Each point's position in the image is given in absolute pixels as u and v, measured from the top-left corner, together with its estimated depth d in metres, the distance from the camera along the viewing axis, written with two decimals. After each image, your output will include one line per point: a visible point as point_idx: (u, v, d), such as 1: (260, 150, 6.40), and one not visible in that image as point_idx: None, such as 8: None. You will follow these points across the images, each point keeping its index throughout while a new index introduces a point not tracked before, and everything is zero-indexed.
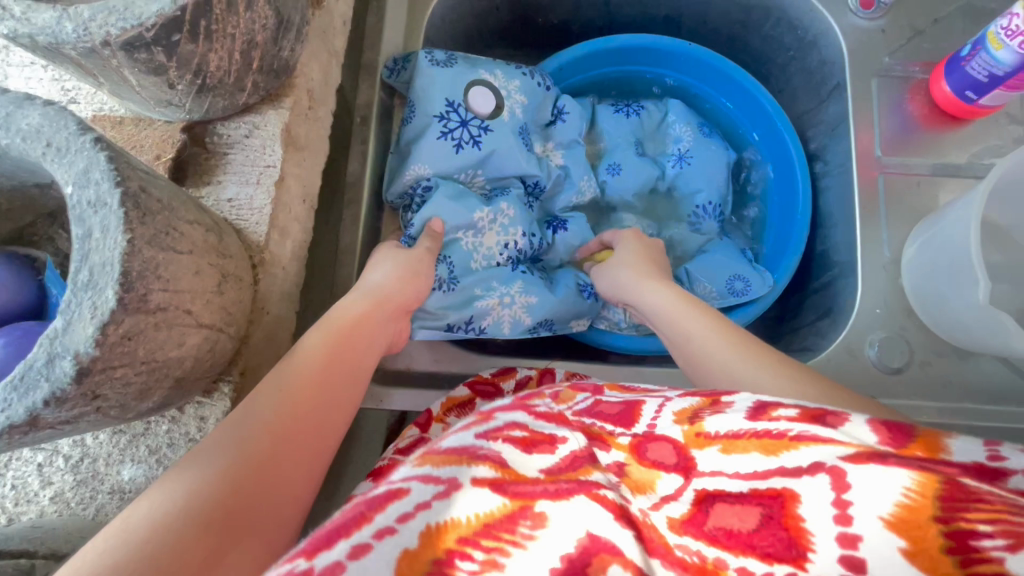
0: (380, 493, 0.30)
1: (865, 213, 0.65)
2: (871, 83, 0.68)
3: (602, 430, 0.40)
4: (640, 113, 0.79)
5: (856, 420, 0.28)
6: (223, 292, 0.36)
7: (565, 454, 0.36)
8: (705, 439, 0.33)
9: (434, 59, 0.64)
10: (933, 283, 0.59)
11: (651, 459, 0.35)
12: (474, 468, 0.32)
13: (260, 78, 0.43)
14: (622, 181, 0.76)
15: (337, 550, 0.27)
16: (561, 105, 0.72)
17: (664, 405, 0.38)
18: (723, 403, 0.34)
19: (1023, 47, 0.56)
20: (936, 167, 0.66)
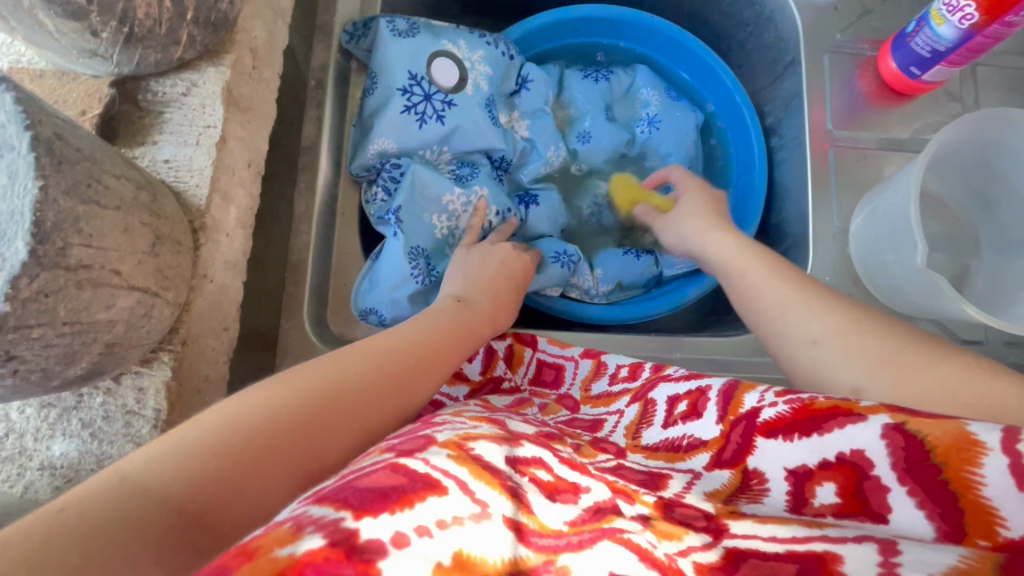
0: (419, 474, 0.26)
1: (816, 185, 0.67)
2: (823, 59, 0.70)
3: (626, 487, 0.36)
4: (608, 79, 0.78)
5: (895, 490, 0.31)
6: (159, 256, 0.34)
7: (588, 505, 0.33)
8: (740, 515, 0.34)
9: (395, 28, 0.62)
10: (879, 252, 0.61)
11: (678, 517, 0.34)
12: (501, 498, 0.29)
13: (197, 31, 0.40)
14: (591, 150, 0.75)
15: (381, 522, 0.22)
16: (525, 73, 0.71)
17: (692, 483, 0.37)
18: (757, 491, 0.36)
19: (962, 22, 0.58)
20: (882, 142, 0.68)
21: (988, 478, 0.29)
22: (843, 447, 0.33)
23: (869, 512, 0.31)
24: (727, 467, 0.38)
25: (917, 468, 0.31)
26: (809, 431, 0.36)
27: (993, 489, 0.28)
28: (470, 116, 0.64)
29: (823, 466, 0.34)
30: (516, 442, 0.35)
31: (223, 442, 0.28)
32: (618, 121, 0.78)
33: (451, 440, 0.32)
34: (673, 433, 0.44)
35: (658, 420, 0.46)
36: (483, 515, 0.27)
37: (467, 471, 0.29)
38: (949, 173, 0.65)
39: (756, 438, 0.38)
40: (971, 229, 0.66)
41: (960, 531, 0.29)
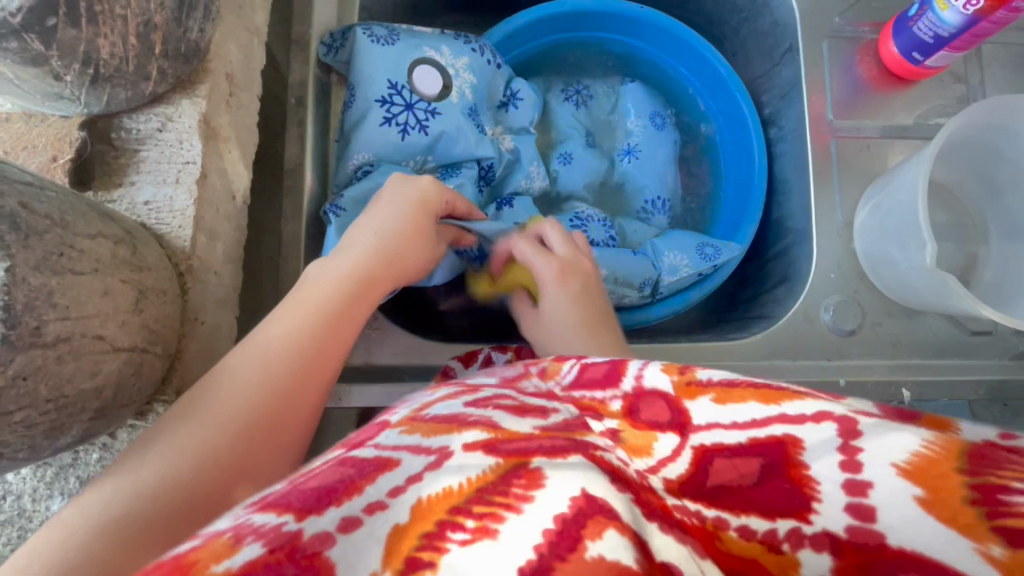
0: (369, 460, 0.26)
1: (818, 178, 0.65)
2: (822, 45, 0.67)
3: (591, 399, 0.33)
4: (590, 102, 0.78)
5: (857, 408, 0.27)
6: (144, 310, 0.33)
7: (557, 419, 0.31)
8: (698, 387, 0.29)
9: (374, 34, 0.59)
10: (884, 246, 0.60)
11: (645, 419, 0.30)
12: (460, 436, 0.28)
13: (167, 64, 0.38)
14: (573, 172, 0.74)
15: (326, 517, 0.23)
16: (514, 88, 0.70)
17: (647, 353, 0.31)
18: (715, 347, 0.29)
19: (967, 8, 0.56)
20: (885, 129, 0.66)
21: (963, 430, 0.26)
22: (827, 403, 0.27)
23: (829, 403, 0.27)
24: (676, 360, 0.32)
25: (903, 417, 0.26)
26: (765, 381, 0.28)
27: (966, 435, 0.26)
28: (448, 136, 0.61)
29: (780, 384, 0.28)
30: (476, 390, 0.35)
31: (143, 505, 0.31)
32: (600, 147, 0.77)
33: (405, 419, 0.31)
34: (647, 363, 0.39)
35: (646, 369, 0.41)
36: (438, 463, 0.26)
37: (421, 434, 0.28)
38: (954, 161, 0.64)
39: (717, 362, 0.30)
40: (979, 216, 0.64)
41: (916, 420, 0.26)
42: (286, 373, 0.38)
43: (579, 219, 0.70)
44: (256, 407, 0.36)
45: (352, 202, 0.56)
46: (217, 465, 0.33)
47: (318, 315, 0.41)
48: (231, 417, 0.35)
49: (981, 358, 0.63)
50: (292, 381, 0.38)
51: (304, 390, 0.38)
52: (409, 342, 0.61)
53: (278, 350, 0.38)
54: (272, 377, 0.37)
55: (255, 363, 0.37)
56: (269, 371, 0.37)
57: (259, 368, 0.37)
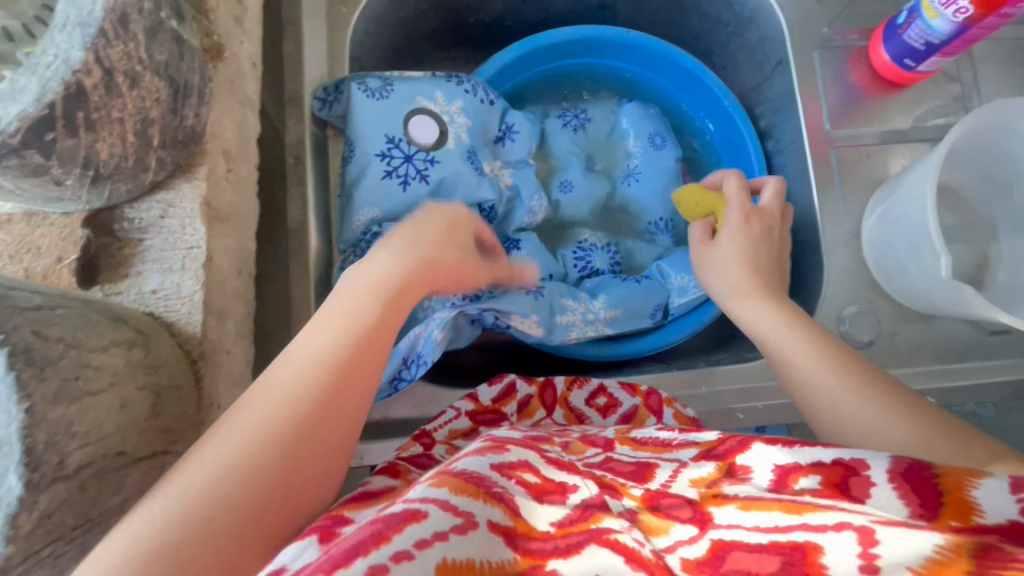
0: (397, 513, 0.27)
1: (823, 190, 0.65)
2: (813, 55, 0.67)
3: (614, 481, 0.38)
4: (587, 126, 0.78)
5: (882, 485, 0.30)
6: (161, 415, 0.33)
7: (576, 505, 0.35)
8: (723, 500, 0.34)
9: (368, 88, 0.59)
10: (893, 255, 0.59)
11: (664, 509, 0.35)
12: (490, 509, 0.31)
13: (165, 153, 0.38)
14: (575, 200, 0.75)
15: (354, 569, 0.23)
16: (509, 122, 0.70)
17: (679, 471, 0.38)
18: (741, 476, 0.36)
19: (957, 16, 0.55)
20: (883, 135, 0.66)
21: (983, 485, 0.28)
22: (844, 453, 0.33)
23: (848, 496, 0.31)
24: (714, 459, 0.38)
25: (915, 474, 0.30)
26: (813, 442, 0.35)
27: (985, 494, 0.28)
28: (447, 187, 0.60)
29: (815, 464, 0.33)
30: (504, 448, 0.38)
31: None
32: (600, 171, 0.78)
33: (438, 471, 0.34)
34: (664, 433, 0.44)
35: (654, 422, 0.46)
36: (467, 528, 0.28)
37: (448, 490, 0.30)
38: (959, 162, 0.63)
39: (755, 442, 0.37)
40: (986, 214, 0.64)
41: (934, 513, 0.28)
42: (308, 418, 0.33)
43: (581, 250, 0.72)
44: (263, 461, 0.31)
45: None
46: (220, 532, 0.28)
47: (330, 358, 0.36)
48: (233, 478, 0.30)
49: (1003, 357, 0.62)
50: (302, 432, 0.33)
51: (326, 425, 0.34)
52: (426, 392, 0.60)
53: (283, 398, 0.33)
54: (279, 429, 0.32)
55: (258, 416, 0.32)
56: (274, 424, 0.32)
57: (261, 421, 0.32)
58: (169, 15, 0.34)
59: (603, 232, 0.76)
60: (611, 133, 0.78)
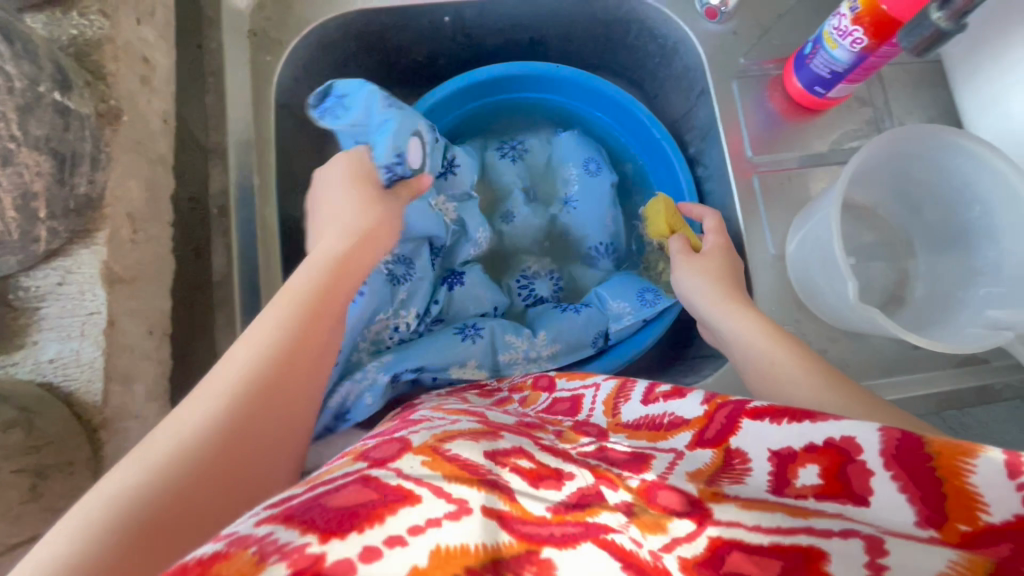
0: (393, 489, 0.28)
1: (747, 215, 0.66)
2: (731, 85, 0.69)
3: (609, 472, 0.37)
4: (526, 156, 0.79)
5: (878, 474, 0.30)
6: (43, 495, 0.36)
7: (570, 491, 0.34)
8: (723, 497, 0.34)
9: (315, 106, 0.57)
10: (814, 277, 0.61)
11: (661, 504, 0.34)
12: (481, 494, 0.30)
13: (57, 222, 0.38)
14: (519, 229, 0.76)
15: (348, 544, 0.23)
16: (449, 156, 0.70)
17: (675, 463, 0.38)
18: (741, 469, 0.35)
19: (854, 46, 0.58)
20: (804, 159, 0.68)
21: (978, 467, 0.28)
22: (833, 432, 0.32)
23: (850, 495, 0.31)
24: (708, 446, 0.38)
25: (907, 454, 0.30)
26: (800, 417, 0.34)
27: (981, 479, 0.28)
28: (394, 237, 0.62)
29: (810, 449, 0.33)
30: (494, 440, 0.38)
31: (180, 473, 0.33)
32: (541, 199, 0.79)
33: (426, 446, 0.35)
34: (653, 409, 0.45)
35: (636, 396, 0.47)
36: (459, 513, 0.28)
37: (443, 479, 0.30)
38: (874, 182, 0.66)
39: (744, 417, 0.37)
40: (904, 232, 0.66)
41: (941, 517, 0.29)
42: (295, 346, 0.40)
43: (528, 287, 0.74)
44: (224, 420, 0.35)
45: None
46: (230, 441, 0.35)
47: (259, 367, 0.38)
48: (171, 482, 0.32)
49: (926, 370, 0.64)
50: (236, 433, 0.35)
51: (307, 349, 0.41)
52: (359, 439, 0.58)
53: (217, 405, 0.36)
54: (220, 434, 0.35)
55: (193, 424, 0.35)
56: (211, 428, 0.35)
57: (252, 360, 0.38)
58: (50, 88, 0.36)
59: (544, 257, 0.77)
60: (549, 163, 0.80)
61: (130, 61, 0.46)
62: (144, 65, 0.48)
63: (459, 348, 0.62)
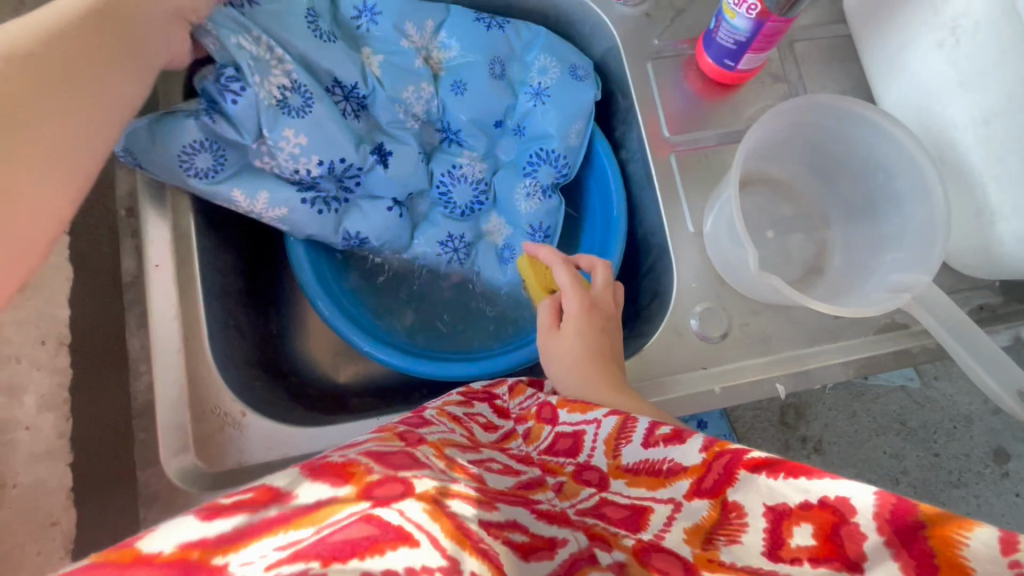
0: (394, 526, 0.30)
1: (665, 193, 0.67)
2: (646, 67, 0.70)
3: (605, 530, 0.40)
4: (505, 27, 0.72)
5: (871, 537, 0.32)
6: None
7: (563, 560, 0.37)
8: (720, 566, 0.35)
9: (357, 6, 0.67)
10: (727, 252, 0.61)
11: (655, 565, 0.36)
12: (473, 563, 0.31)
13: None
14: (464, 102, 0.71)
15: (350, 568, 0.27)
16: (369, 3, 0.67)
17: (674, 517, 0.39)
18: (737, 530, 0.36)
19: (750, 14, 0.58)
20: (722, 136, 0.69)
21: (973, 539, 0.30)
22: (829, 494, 0.34)
23: (845, 560, 0.33)
24: (704, 496, 0.39)
25: (899, 521, 0.32)
26: (797, 472, 0.36)
27: (973, 551, 0.30)
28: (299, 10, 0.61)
29: (804, 507, 0.35)
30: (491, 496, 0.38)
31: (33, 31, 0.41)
32: (508, 79, 0.73)
33: (428, 493, 0.34)
34: (653, 455, 0.44)
35: (638, 437, 0.46)
36: (454, 570, 0.30)
37: (438, 529, 0.31)
38: (792, 158, 0.66)
39: (742, 468, 0.38)
40: (820, 207, 0.67)
41: None
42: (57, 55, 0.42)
43: (451, 173, 0.72)
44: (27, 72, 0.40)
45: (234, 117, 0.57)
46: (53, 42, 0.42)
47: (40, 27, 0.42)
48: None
49: (851, 339, 0.65)
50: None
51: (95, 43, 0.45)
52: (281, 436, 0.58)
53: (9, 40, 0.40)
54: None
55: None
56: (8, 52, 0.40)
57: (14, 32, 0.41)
58: None
59: (525, 173, 0.74)
60: (528, 43, 0.73)
61: None
62: None
63: (310, 220, 0.64)
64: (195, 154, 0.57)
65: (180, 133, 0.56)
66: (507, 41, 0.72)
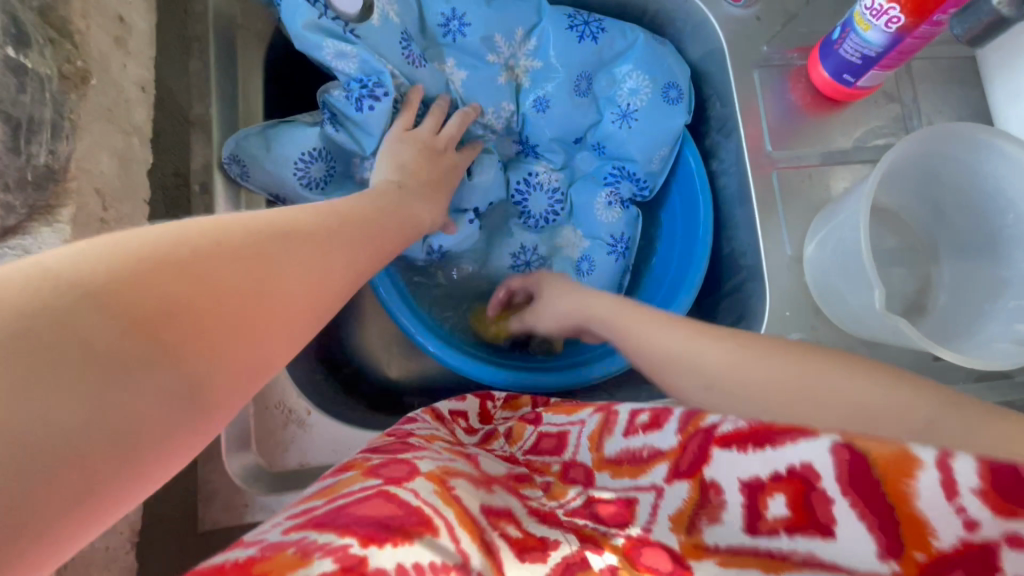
0: (414, 514, 0.31)
1: (764, 211, 0.63)
2: (753, 74, 0.65)
3: (594, 530, 0.39)
4: (599, 38, 0.66)
5: (838, 502, 0.33)
6: None
7: (558, 563, 0.35)
8: (703, 551, 0.36)
9: (444, 13, 0.62)
10: (834, 283, 0.57)
11: (645, 564, 0.36)
12: (474, 550, 0.32)
13: (12, 195, 0.33)
14: (546, 120, 0.67)
15: (388, 555, 0.27)
16: (458, 9, 0.62)
17: (657, 508, 0.39)
18: (716, 509, 0.37)
19: (889, 27, 0.53)
20: (824, 156, 0.65)
21: (921, 486, 0.30)
22: (796, 461, 0.35)
23: (816, 525, 0.33)
24: (683, 477, 0.39)
25: (859, 477, 0.32)
26: (762, 442, 0.37)
27: (925, 501, 0.30)
28: (395, 31, 0.57)
29: (775, 478, 0.35)
30: (489, 489, 0.40)
31: None
32: (594, 95, 0.68)
33: (434, 474, 0.37)
34: (633, 441, 0.44)
35: (620, 429, 0.45)
36: (466, 568, 0.30)
37: (453, 514, 0.33)
38: (897, 183, 0.62)
39: (714, 446, 0.39)
40: (924, 234, 0.63)
41: (898, 545, 0.31)
42: None
43: (529, 181, 0.69)
44: None
45: (350, 122, 0.57)
46: None
47: None
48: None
49: (946, 383, 0.61)
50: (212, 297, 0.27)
51: None
52: (348, 439, 0.55)
53: None
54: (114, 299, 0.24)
55: None
56: None
57: None
58: (1, 42, 0.31)
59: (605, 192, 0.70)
60: (621, 57, 0.67)
61: (102, 19, 0.42)
62: (119, 24, 0.44)
63: None
64: (311, 163, 0.56)
65: (301, 140, 0.55)
66: (601, 52, 0.66)
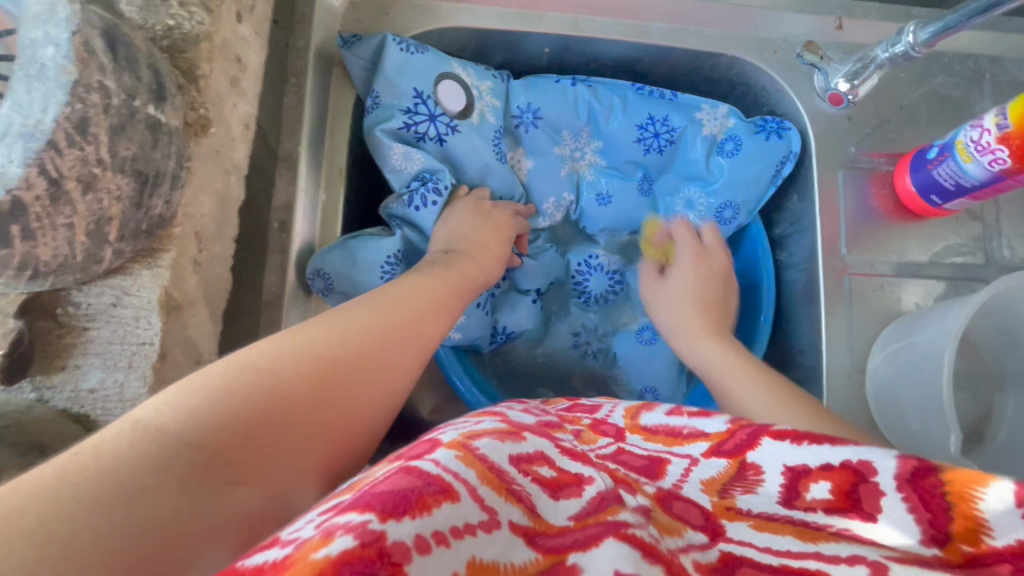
0: (432, 476, 0.24)
1: (831, 315, 0.62)
2: (837, 175, 0.64)
3: (626, 475, 0.33)
4: (669, 143, 0.67)
5: (889, 495, 0.26)
6: None
7: (592, 497, 0.29)
8: (737, 514, 0.29)
9: (523, 107, 0.64)
10: (901, 403, 0.56)
11: (675, 515, 0.30)
12: (511, 506, 0.26)
13: (126, 244, 0.33)
14: (608, 212, 0.68)
15: (406, 526, 0.20)
16: (536, 106, 0.64)
17: (695, 466, 0.33)
18: (753, 478, 0.30)
19: (992, 165, 0.52)
20: (898, 267, 0.63)
21: (989, 495, 0.24)
22: (850, 453, 0.28)
23: (859, 511, 0.27)
24: (724, 456, 0.32)
25: (919, 484, 0.25)
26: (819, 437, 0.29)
27: (991, 507, 0.24)
28: (489, 131, 0.61)
29: (824, 467, 0.28)
30: (522, 435, 0.32)
31: None
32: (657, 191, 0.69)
33: (457, 440, 0.29)
34: (674, 420, 0.37)
35: (663, 407, 0.38)
36: (493, 523, 0.24)
37: (475, 473, 0.26)
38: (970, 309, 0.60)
39: (765, 435, 0.31)
40: None
41: (946, 535, 0.25)
42: None
43: (588, 263, 0.68)
44: None
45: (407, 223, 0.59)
46: None
47: None
48: (95, 475, 0.21)
49: None
50: (308, 403, 0.29)
51: None
52: None
53: None
54: (229, 403, 0.26)
55: None
56: None
57: None
58: (145, 101, 0.31)
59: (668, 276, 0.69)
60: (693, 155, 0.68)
61: (224, 60, 0.42)
62: (235, 64, 0.44)
63: (471, 316, 0.61)
64: (395, 266, 0.56)
65: (370, 248, 0.55)
66: (667, 159, 0.68)
